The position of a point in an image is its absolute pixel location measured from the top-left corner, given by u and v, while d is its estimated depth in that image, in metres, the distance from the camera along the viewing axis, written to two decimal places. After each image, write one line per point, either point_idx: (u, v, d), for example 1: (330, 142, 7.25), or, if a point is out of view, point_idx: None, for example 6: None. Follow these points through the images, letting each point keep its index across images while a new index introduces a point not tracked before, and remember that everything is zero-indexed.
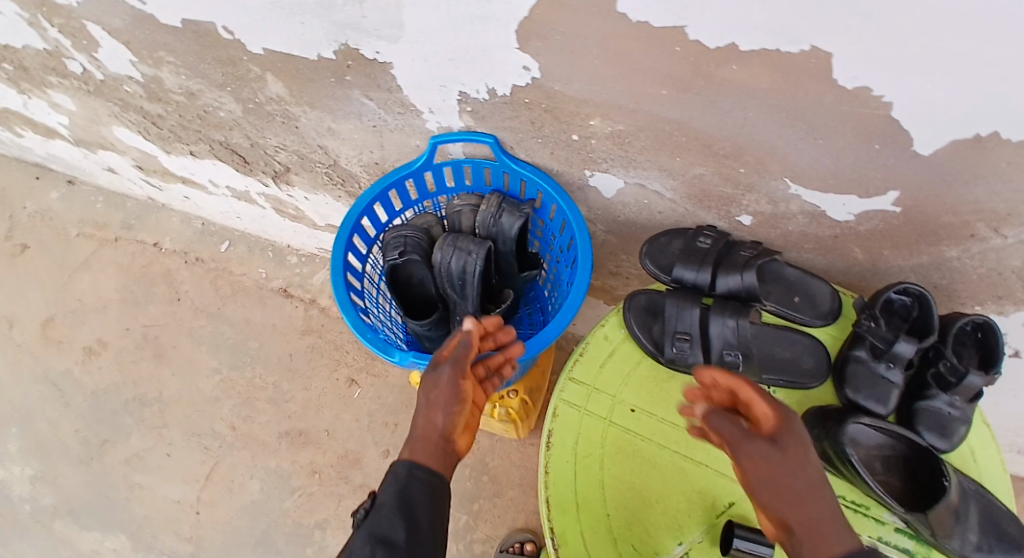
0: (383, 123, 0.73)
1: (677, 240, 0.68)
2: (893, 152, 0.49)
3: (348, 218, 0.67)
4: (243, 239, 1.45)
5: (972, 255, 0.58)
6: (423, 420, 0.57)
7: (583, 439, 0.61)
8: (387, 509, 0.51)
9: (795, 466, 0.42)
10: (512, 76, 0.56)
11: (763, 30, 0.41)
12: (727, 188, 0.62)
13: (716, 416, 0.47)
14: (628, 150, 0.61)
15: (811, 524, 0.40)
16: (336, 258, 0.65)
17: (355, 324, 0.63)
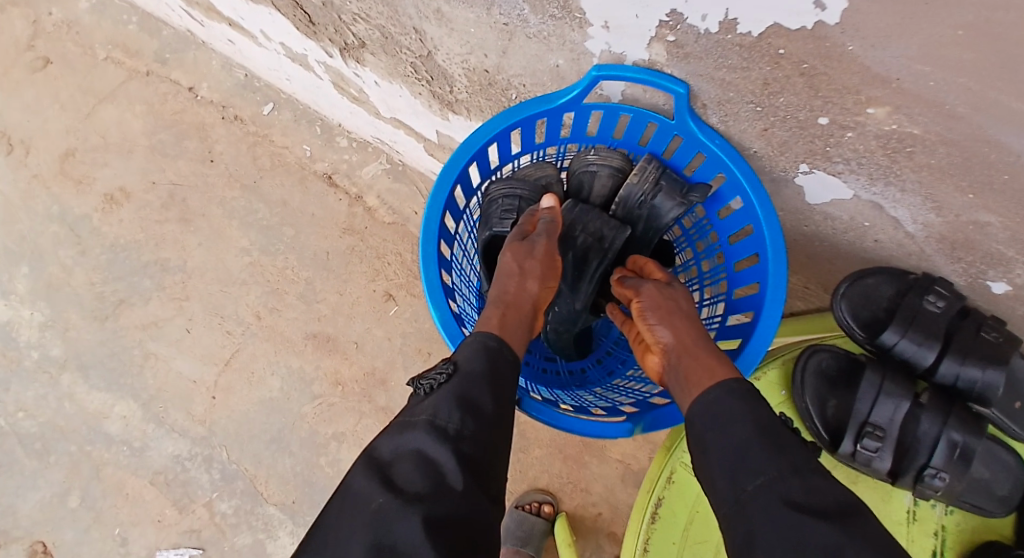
0: (519, 25, 0.51)
1: (892, 286, 0.51)
2: None
3: (451, 167, 0.51)
4: (289, 103, 1.22)
5: None
6: (511, 283, 0.51)
7: (698, 521, 0.53)
8: (479, 370, 0.42)
9: (674, 311, 0.51)
10: (782, 12, 0.33)
11: None
12: (1011, 249, 0.42)
13: (618, 280, 0.58)
14: (894, 162, 0.40)
15: (686, 350, 0.47)
16: (430, 223, 0.50)
17: (442, 317, 0.49)
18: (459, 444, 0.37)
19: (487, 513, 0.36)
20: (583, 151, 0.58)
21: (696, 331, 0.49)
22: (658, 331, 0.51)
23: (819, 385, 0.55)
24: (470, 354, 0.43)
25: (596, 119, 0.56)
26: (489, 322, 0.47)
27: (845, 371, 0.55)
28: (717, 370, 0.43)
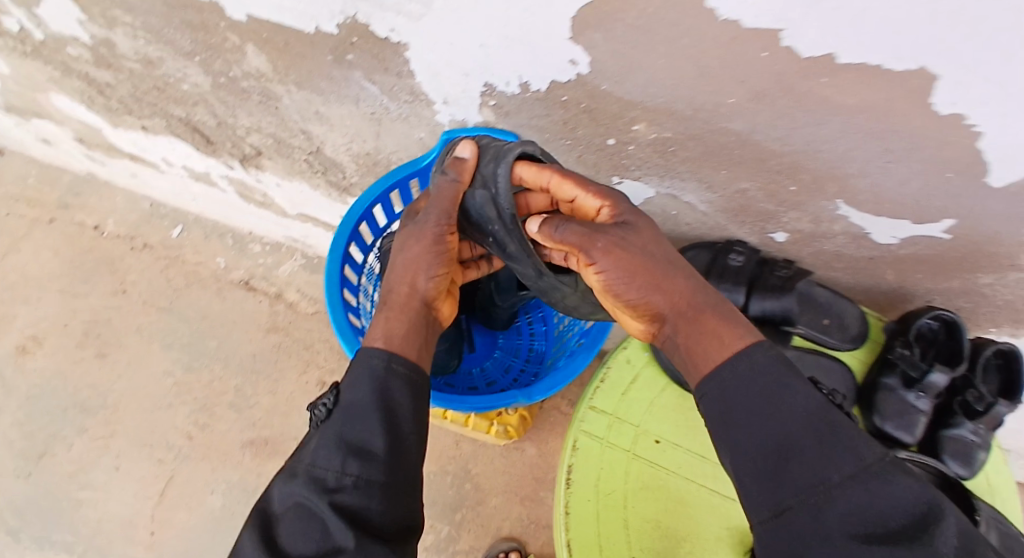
0: (383, 110, 0.63)
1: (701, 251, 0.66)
2: (964, 182, 0.45)
3: (343, 229, 0.60)
4: (198, 222, 1.29)
5: (1009, 284, 0.57)
6: (400, 281, 0.54)
7: (605, 475, 0.57)
8: (362, 399, 0.44)
9: (659, 262, 0.45)
10: (555, 69, 0.49)
11: (875, 43, 0.35)
12: (768, 205, 0.58)
13: (559, 224, 0.47)
14: (668, 160, 0.56)
15: (694, 315, 0.43)
16: (332, 278, 0.59)
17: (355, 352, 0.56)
18: (339, 494, 0.40)
19: (379, 555, 0.38)
20: None
21: (685, 284, 0.45)
22: (643, 299, 0.45)
23: None
24: (352, 388, 0.45)
25: None
26: (375, 335, 0.50)
27: None
28: (729, 340, 0.41)
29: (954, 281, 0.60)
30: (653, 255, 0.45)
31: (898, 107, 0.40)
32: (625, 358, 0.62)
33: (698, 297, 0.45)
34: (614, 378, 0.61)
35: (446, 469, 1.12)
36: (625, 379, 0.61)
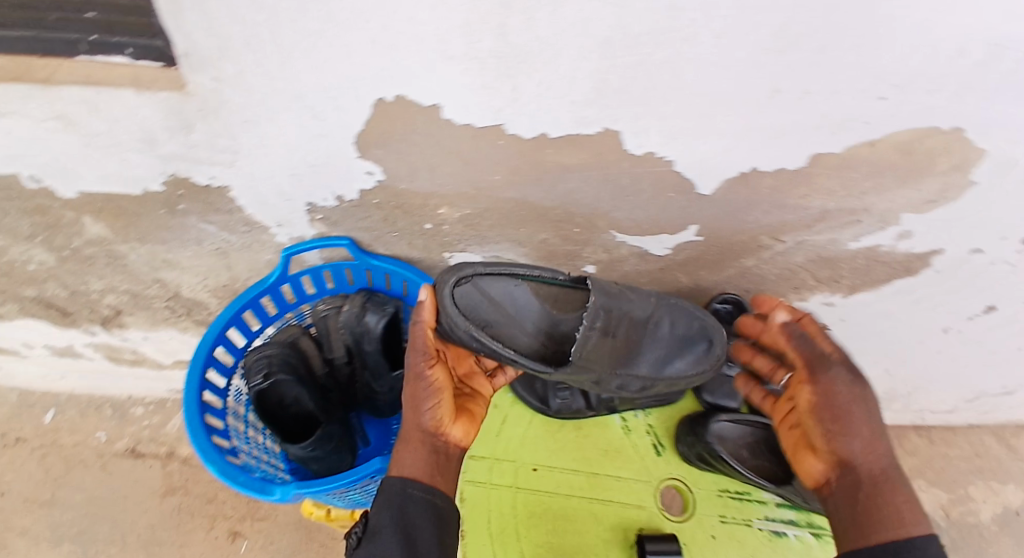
0: (227, 244, 0.73)
1: (663, 310, 0.63)
2: (682, 197, 0.61)
3: (197, 357, 0.64)
4: (72, 401, 1.20)
5: (766, 260, 0.72)
6: (406, 420, 0.59)
7: (494, 515, 0.63)
8: (384, 533, 0.50)
9: (858, 399, 0.55)
10: (357, 181, 0.59)
11: (565, 118, 0.51)
12: (567, 245, 0.72)
13: (796, 337, 0.60)
14: (478, 230, 0.68)
15: (878, 484, 0.52)
16: (190, 404, 0.61)
17: (222, 470, 0.57)
18: None
19: None
20: (311, 305, 0.75)
21: (844, 393, 0.55)
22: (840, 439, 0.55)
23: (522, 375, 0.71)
24: (377, 514, 0.52)
25: (311, 282, 0.75)
26: (399, 465, 0.56)
27: None
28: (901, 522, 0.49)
29: (730, 269, 0.75)
30: (861, 410, 0.55)
31: (606, 157, 0.56)
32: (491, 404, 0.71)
33: (841, 403, 0.55)
34: (486, 425, 0.69)
35: None
36: (496, 421, 0.69)
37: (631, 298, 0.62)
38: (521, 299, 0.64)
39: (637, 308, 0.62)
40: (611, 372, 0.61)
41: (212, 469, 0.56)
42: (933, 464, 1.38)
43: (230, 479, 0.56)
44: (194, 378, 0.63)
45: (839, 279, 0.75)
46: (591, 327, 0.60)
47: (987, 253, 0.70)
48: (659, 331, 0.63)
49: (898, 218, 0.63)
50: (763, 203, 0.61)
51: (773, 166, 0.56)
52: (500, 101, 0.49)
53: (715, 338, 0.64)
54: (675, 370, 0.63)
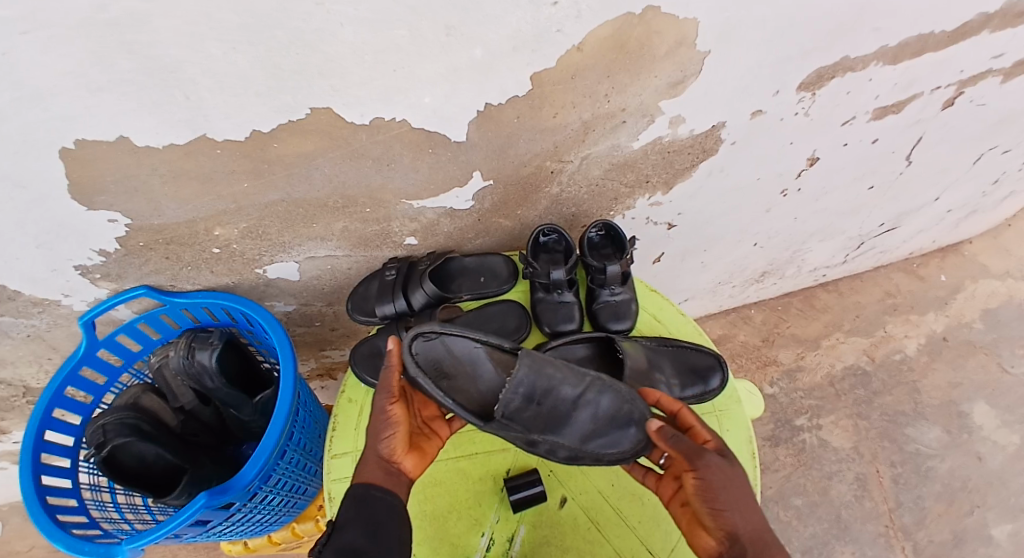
0: (35, 329, 0.70)
1: (603, 391, 0.58)
2: (445, 149, 0.61)
3: (28, 443, 0.63)
4: (17, 507, 1.17)
5: (568, 183, 0.73)
6: (367, 447, 0.56)
7: None
8: (349, 526, 0.50)
9: (734, 476, 0.50)
10: (107, 231, 0.58)
11: (262, 112, 0.49)
12: (373, 226, 0.71)
13: (669, 433, 0.52)
14: (272, 238, 0.66)
15: (763, 550, 0.45)
16: (26, 489, 0.60)
17: (67, 542, 0.57)
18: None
19: None
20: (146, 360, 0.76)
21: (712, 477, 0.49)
22: (724, 515, 0.47)
23: (366, 363, 0.72)
24: (347, 510, 0.51)
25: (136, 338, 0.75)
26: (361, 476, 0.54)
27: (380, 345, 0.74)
28: None
29: (543, 201, 0.75)
30: (732, 477, 0.49)
31: (339, 134, 0.54)
32: (347, 400, 0.70)
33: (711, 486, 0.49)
34: (343, 422, 0.68)
35: None
36: (351, 415, 0.69)
37: (572, 380, 0.57)
38: (484, 364, 0.63)
39: (563, 388, 0.58)
40: (530, 436, 0.58)
41: (55, 544, 0.56)
42: (849, 313, 1.46)
43: (75, 550, 0.56)
44: (26, 466, 0.62)
45: (648, 180, 0.77)
46: (511, 393, 0.57)
47: (767, 112, 0.71)
48: (597, 409, 0.59)
49: (658, 108, 0.65)
50: (521, 131, 0.61)
51: (504, 98, 0.56)
52: (185, 112, 0.47)
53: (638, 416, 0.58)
54: (598, 445, 0.59)
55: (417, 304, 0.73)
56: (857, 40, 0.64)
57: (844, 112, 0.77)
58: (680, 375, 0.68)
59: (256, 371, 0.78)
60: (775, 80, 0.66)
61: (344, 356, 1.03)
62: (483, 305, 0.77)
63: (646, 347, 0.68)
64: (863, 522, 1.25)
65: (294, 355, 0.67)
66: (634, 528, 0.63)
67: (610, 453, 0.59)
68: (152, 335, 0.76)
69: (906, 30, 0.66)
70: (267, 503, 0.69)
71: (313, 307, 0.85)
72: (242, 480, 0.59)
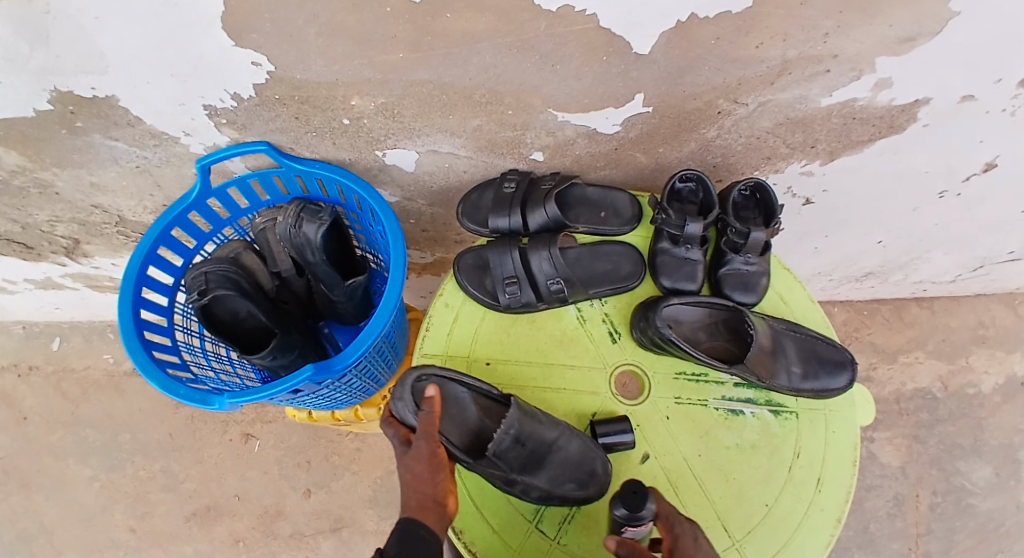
0: (146, 162, 0.69)
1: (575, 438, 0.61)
2: (620, 60, 0.53)
3: (130, 276, 0.64)
4: (76, 328, 1.25)
5: (728, 129, 0.65)
6: (410, 493, 0.53)
7: None
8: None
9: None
10: (248, 75, 0.54)
11: None
12: (506, 132, 0.65)
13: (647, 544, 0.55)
14: (402, 121, 0.62)
15: None
16: (126, 321, 0.61)
17: (161, 381, 0.57)
18: None
19: None
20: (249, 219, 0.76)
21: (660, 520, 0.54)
22: None
23: (472, 274, 0.70)
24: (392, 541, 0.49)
25: (242, 195, 0.74)
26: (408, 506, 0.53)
27: (485, 258, 0.71)
28: None
29: (691, 143, 0.67)
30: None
31: (517, 18, 0.47)
32: (444, 304, 0.71)
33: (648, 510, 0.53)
34: (438, 324, 0.70)
35: (390, 467, 1.19)
36: (447, 320, 0.70)
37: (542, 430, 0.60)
38: (468, 406, 0.63)
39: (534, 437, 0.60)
40: (509, 475, 0.59)
41: (152, 384, 0.57)
42: (936, 334, 1.31)
43: (171, 392, 0.57)
44: (128, 300, 0.63)
45: (813, 145, 0.68)
46: (503, 434, 0.58)
47: (979, 99, 0.59)
48: (565, 456, 0.61)
49: (873, 63, 0.54)
50: (710, 57, 0.53)
51: (714, 12, 0.47)
52: None
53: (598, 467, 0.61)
54: (567, 489, 0.60)
55: (534, 223, 0.69)
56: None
57: None
58: (802, 364, 0.66)
59: (352, 256, 0.77)
60: (1000, 64, 0.53)
61: (423, 258, 1.01)
62: (598, 243, 0.73)
63: (771, 327, 0.66)
64: (888, 540, 1.21)
65: (404, 249, 0.64)
66: (714, 502, 0.62)
67: (577, 495, 0.60)
68: (259, 196, 0.76)
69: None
70: (349, 384, 0.70)
71: (414, 204, 0.82)
72: (341, 361, 0.59)
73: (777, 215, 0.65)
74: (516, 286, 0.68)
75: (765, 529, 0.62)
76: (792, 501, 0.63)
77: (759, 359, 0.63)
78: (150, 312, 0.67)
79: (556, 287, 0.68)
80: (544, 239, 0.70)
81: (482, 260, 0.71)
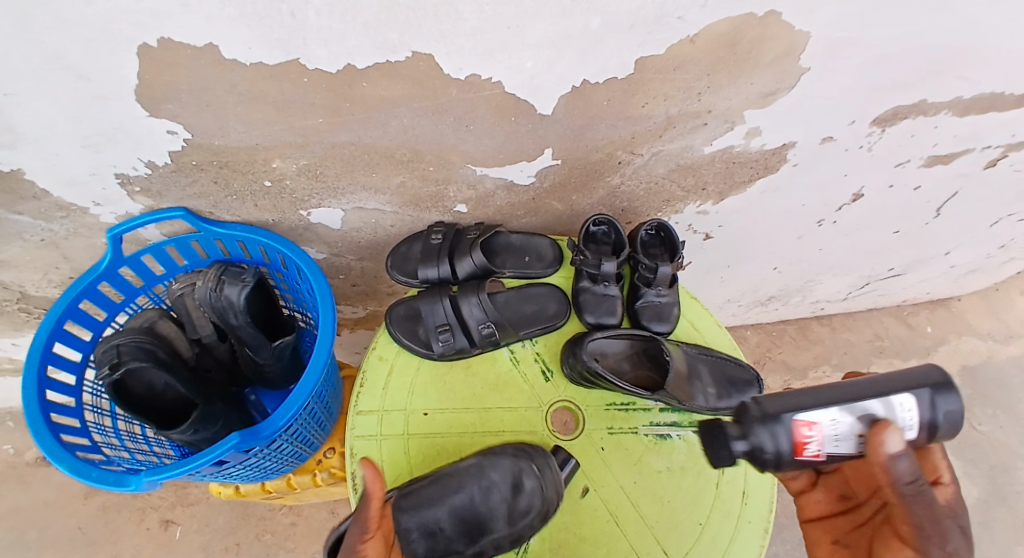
0: (50, 234, 0.66)
1: (491, 466, 0.63)
2: (528, 119, 0.59)
3: (33, 355, 0.60)
4: None
5: (630, 176, 0.72)
6: None
7: (388, 465, 0.65)
8: None
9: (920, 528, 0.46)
10: (164, 143, 0.54)
11: (366, 48, 0.45)
12: (430, 186, 0.68)
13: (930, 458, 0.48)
14: (327, 181, 0.64)
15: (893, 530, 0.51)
16: (29, 404, 0.57)
17: (72, 465, 0.54)
18: None
19: None
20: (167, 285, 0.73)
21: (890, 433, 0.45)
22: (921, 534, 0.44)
23: (404, 324, 0.72)
24: None
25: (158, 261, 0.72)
26: None
27: (415, 308, 0.74)
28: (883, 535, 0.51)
29: (600, 190, 0.74)
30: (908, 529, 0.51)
31: (429, 85, 0.51)
32: (378, 357, 0.71)
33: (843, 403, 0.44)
34: (372, 379, 0.70)
35: (330, 541, 1.10)
36: (382, 373, 0.70)
37: (449, 491, 0.62)
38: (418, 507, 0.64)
39: (442, 505, 0.62)
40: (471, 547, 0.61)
41: (60, 468, 0.53)
42: (839, 349, 1.45)
43: (82, 476, 0.53)
44: (31, 380, 0.59)
45: (705, 187, 0.77)
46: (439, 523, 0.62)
47: (837, 140, 0.70)
48: (494, 493, 0.63)
49: (742, 117, 0.64)
50: (606, 115, 0.60)
51: (604, 78, 0.54)
52: (282, 33, 0.43)
53: (529, 481, 0.62)
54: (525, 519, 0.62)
55: (462, 272, 0.73)
56: (929, 91, 0.63)
57: (893, 157, 0.75)
58: (717, 385, 0.71)
59: (280, 316, 0.75)
60: (852, 110, 0.65)
61: (356, 314, 1.00)
62: (524, 286, 0.77)
63: (686, 353, 0.72)
64: None
65: (334, 306, 0.65)
66: (652, 527, 0.65)
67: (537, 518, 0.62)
68: (178, 261, 0.74)
69: (979, 88, 0.64)
70: (280, 451, 0.67)
71: (343, 260, 0.82)
72: (272, 424, 0.57)
73: (680, 250, 0.73)
74: (448, 333, 0.70)
75: (700, 547, 0.64)
76: (722, 516, 0.66)
77: (677, 385, 0.68)
78: (55, 391, 0.62)
79: (488, 331, 0.71)
80: (473, 286, 0.74)
81: (414, 310, 0.73)
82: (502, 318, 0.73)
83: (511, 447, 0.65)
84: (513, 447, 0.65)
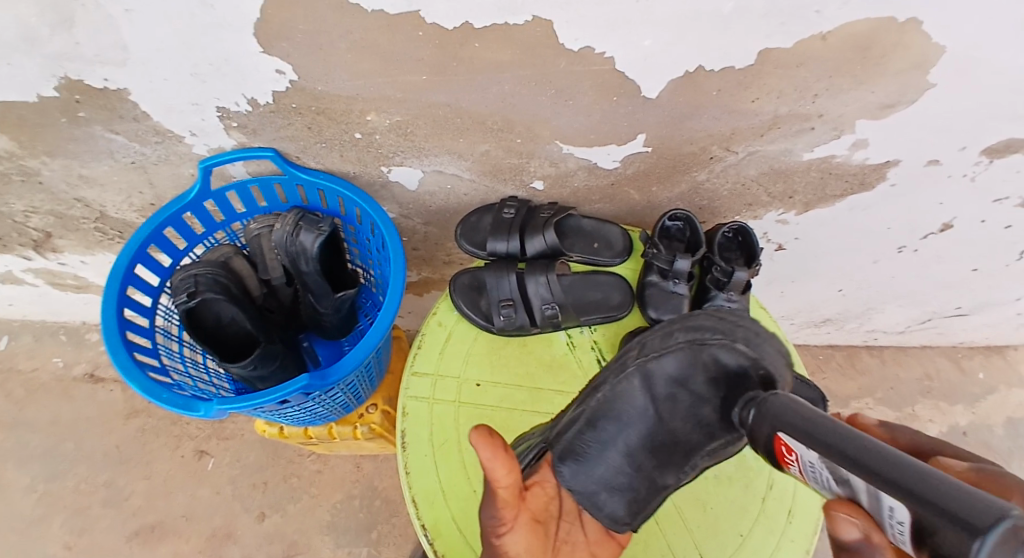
0: (143, 158, 0.68)
1: (662, 356, 0.53)
2: (628, 101, 0.57)
3: (116, 275, 0.63)
4: (26, 327, 1.21)
5: (717, 174, 0.69)
6: None
7: (437, 428, 0.66)
8: None
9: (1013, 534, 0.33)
10: (269, 82, 0.55)
11: (487, 7, 0.44)
12: (512, 159, 0.67)
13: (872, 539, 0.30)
14: (414, 140, 0.63)
15: None
16: (110, 321, 0.60)
17: (143, 385, 0.56)
18: None
19: None
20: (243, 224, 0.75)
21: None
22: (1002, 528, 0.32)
23: (467, 293, 0.73)
24: None
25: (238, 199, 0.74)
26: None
27: (479, 279, 0.75)
28: None
29: (682, 184, 0.72)
30: None
31: (539, 54, 0.50)
32: (438, 323, 0.72)
33: (843, 431, 0.33)
34: (430, 343, 0.70)
35: (353, 492, 1.14)
36: (440, 339, 0.71)
37: (633, 393, 0.54)
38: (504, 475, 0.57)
39: (632, 411, 0.54)
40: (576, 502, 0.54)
41: (133, 386, 0.56)
42: (885, 383, 1.37)
43: (152, 396, 0.56)
44: (112, 298, 0.62)
45: (791, 196, 0.74)
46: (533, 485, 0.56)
47: (942, 164, 0.66)
48: (698, 391, 0.51)
49: (851, 126, 0.60)
50: (709, 106, 0.57)
51: (719, 67, 0.51)
52: None
53: (733, 365, 0.48)
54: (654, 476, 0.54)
55: (532, 250, 0.73)
56: None
57: (1002, 189, 0.70)
58: None
59: (346, 269, 0.76)
60: (969, 134, 0.60)
61: (409, 278, 1.01)
62: (589, 272, 0.76)
63: None
64: None
65: (405, 266, 0.65)
66: (691, 532, 0.64)
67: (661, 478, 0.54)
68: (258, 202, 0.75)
69: None
70: (333, 399, 0.69)
71: (409, 222, 0.83)
72: (336, 373, 0.58)
73: (758, 257, 0.70)
74: (511, 308, 0.71)
75: None
76: (765, 532, 0.65)
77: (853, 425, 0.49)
78: (133, 311, 0.66)
79: (551, 312, 0.71)
80: (541, 265, 0.74)
81: (478, 281, 0.74)
82: (566, 301, 0.73)
83: (680, 327, 0.53)
84: (683, 325, 0.53)
